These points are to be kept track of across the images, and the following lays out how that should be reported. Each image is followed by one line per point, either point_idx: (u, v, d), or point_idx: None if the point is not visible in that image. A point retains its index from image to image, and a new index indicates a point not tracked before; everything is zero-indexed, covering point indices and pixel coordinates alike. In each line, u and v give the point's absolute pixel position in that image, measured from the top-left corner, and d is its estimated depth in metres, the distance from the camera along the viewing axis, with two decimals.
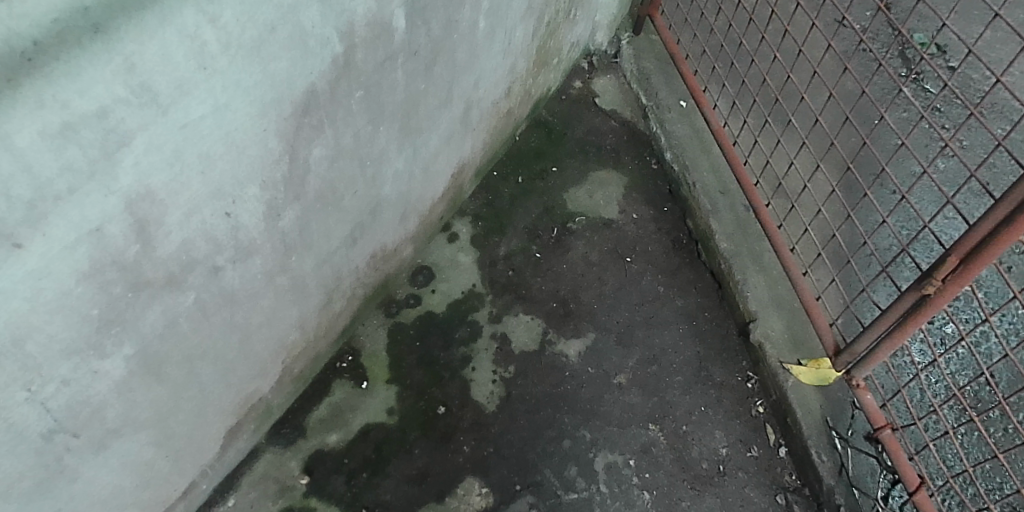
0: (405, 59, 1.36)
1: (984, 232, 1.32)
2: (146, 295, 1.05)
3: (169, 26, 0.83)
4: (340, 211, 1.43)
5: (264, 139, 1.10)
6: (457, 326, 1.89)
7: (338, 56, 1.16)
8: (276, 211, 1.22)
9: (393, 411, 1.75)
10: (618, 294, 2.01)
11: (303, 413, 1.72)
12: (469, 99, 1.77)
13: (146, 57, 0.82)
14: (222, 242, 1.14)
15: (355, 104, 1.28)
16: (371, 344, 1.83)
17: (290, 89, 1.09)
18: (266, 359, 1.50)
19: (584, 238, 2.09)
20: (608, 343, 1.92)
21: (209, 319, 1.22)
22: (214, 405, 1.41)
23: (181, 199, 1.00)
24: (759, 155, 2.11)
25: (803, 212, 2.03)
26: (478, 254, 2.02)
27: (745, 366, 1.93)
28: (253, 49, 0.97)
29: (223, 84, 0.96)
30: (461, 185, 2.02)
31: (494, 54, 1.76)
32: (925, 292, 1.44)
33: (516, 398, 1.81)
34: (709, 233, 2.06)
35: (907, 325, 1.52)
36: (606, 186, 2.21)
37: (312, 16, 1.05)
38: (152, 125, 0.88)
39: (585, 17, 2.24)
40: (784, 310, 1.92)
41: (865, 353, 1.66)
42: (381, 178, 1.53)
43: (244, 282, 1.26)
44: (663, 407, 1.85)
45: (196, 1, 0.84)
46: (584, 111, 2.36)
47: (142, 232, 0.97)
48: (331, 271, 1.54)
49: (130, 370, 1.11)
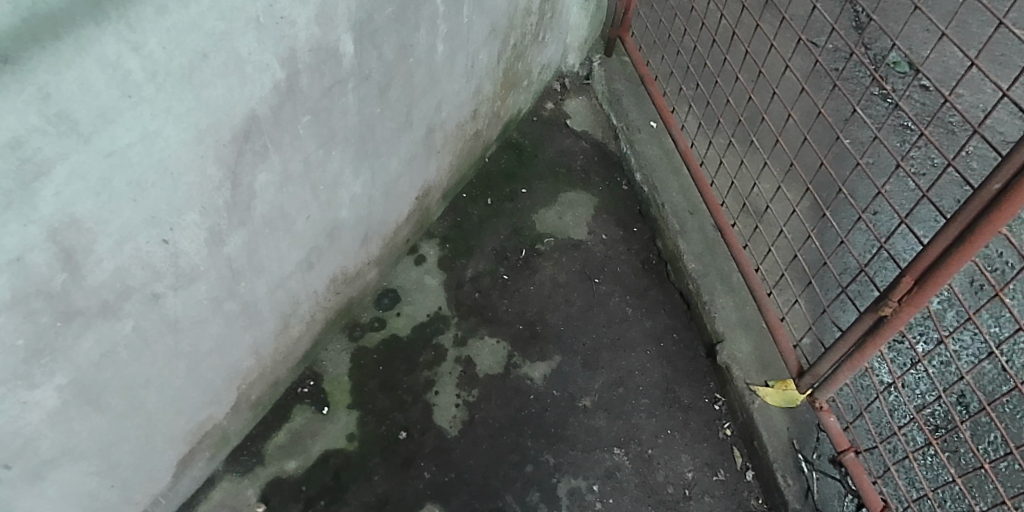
0: (356, 84, 1.35)
1: (937, 253, 1.29)
2: (78, 324, 1.04)
3: (87, 56, 0.83)
4: (292, 235, 1.42)
5: (201, 166, 1.09)
6: (421, 350, 1.87)
7: (280, 82, 1.15)
8: (219, 237, 1.22)
9: (353, 436, 1.73)
10: (586, 316, 1.99)
11: (262, 439, 1.70)
12: (432, 123, 1.77)
13: (63, 86, 0.82)
14: (160, 270, 1.13)
15: (303, 129, 1.27)
16: (333, 368, 1.82)
17: (228, 116, 1.08)
18: (218, 385, 1.48)
19: (553, 260, 2.08)
20: (574, 366, 1.90)
21: (150, 346, 1.21)
22: (163, 433, 1.40)
23: (112, 227, 0.99)
24: (727, 175, 2.11)
25: (771, 232, 2.02)
26: (445, 276, 2.01)
27: (713, 388, 1.91)
28: (184, 76, 0.97)
29: (152, 111, 0.95)
30: (427, 207, 2.01)
31: (457, 77, 1.76)
32: (881, 313, 1.41)
33: (479, 422, 1.79)
34: (677, 253, 2.05)
35: (866, 347, 1.49)
36: (576, 206, 2.20)
37: (248, 42, 1.04)
38: (73, 153, 0.88)
39: (554, 39, 2.25)
40: (752, 331, 1.91)
41: (829, 374, 1.64)
42: (337, 202, 1.53)
43: (188, 309, 1.25)
44: (628, 430, 1.83)
45: (116, 29, 0.84)
46: (555, 132, 2.36)
47: (69, 261, 0.96)
48: (287, 296, 1.53)
49: (64, 399, 1.10)
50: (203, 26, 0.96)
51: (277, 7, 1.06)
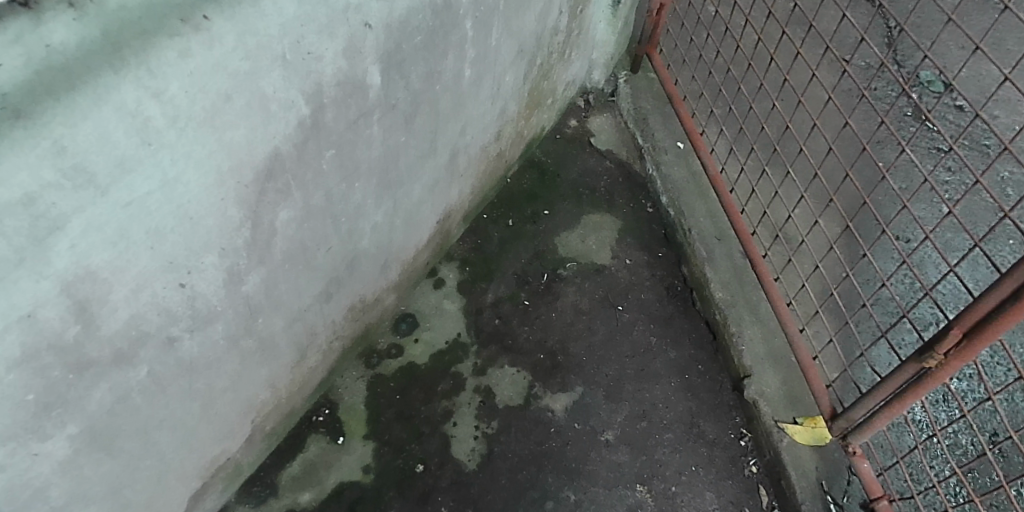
0: (382, 115, 1.30)
1: (988, 308, 1.22)
2: (91, 374, 0.99)
3: (106, 106, 0.77)
4: (312, 269, 1.38)
5: (221, 208, 1.04)
6: (439, 379, 1.82)
7: (305, 118, 1.10)
8: (238, 276, 1.17)
9: (369, 468, 1.68)
10: (608, 345, 1.93)
11: (276, 469, 1.66)
12: (456, 147, 1.71)
13: (79, 139, 0.76)
14: (177, 313, 1.08)
15: (327, 163, 1.22)
16: (349, 396, 1.77)
17: (250, 155, 1.03)
18: (233, 419, 1.43)
19: (575, 286, 2.02)
20: (596, 398, 1.84)
21: (164, 389, 1.16)
22: (175, 471, 1.35)
23: (128, 275, 0.94)
24: (757, 202, 2.04)
25: (801, 263, 1.96)
26: (465, 301, 1.96)
27: (739, 423, 1.85)
28: (206, 119, 0.91)
29: (172, 157, 0.90)
30: (448, 230, 1.96)
31: (482, 100, 1.70)
32: (925, 365, 1.35)
33: (498, 456, 1.74)
34: (704, 281, 1.99)
35: (907, 397, 1.43)
36: (599, 229, 2.14)
37: (273, 80, 0.99)
38: (89, 206, 0.83)
39: (580, 56, 2.18)
40: (781, 366, 1.84)
41: (862, 420, 1.58)
42: (359, 232, 1.47)
43: (204, 349, 1.20)
44: (651, 466, 1.77)
45: (136, 76, 0.78)
46: (578, 151, 2.30)
47: (82, 312, 0.91)
48: (305, 328, 1.49)
49: (75, 448, 1.05)
50: (227, 67, 0.90)
51: (305, 43, 1.00)
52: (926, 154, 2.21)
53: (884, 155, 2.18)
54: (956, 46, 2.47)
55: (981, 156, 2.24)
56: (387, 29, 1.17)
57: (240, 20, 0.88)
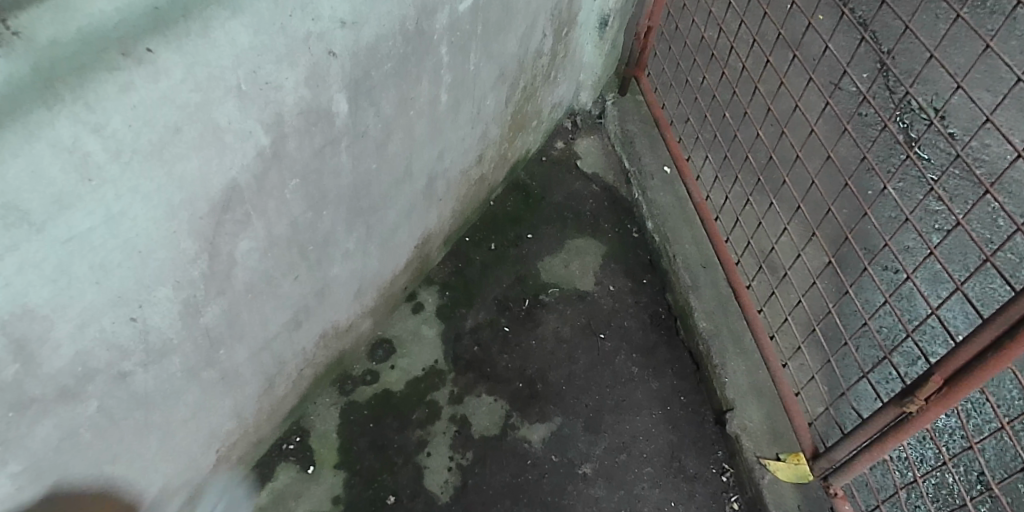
0: (350, 142, 1.27)
1: (969, 355, 1.19)
2: (34, 411, 0.95)
3: (39, 142, 0.74)
4: (278, 297, 1.34)
5: (174, 240, 1.01)
6: (414, 407, 1.78)
7: (265, 148, 1.07)
8: (195, 308, 1.13)
9: (338, 499, 1.64)
10: (589, 374, 1.89)
11: (243, 498, 1.62)
12: (434, 172, 1.68)
13: (9, 177, 0.73)
14: (128, 348, 1.05)
15: (291, 193, 1.19)
16: (321, 424, 1.73)
17: (205, 187, 1.00)
18: (196, 450, 1.40)
19: (557, 312, 1.99)
20: (575, 429, 1.80)
21: (118, 424, 1.13)
22: (133, 504, 1.31)
23: (71, 312, 0.91)
24: (743, 232, 2.01)
25: (787, 295, 1.94)
26: (443, 327, 1.92)
27: (721, 457, 1.81)
28: (152, 152, 0.88)
29: (117, 192, 0.87)
30: (428, 253, 1.93)
31: (461, 124, 1.67)
32: (906, 409, 1.32)
33: (472, 488, 1.70)
34: (687, 309, 1.95)
35: (887, 440, 1.40)
36: (582, 254, 2.11)
37: (227, 111, 0.96)
38: (24, 244, 0.79)
39: (566, 78, 2.15)
40: (764, 399, 1.80)
41: (844, 461, 1.56)
42: (330, 259, 1.44)
43: (160, 383, 1.17)
44: (629, 500, 1.73)
45: (71, 110, 0.75)
46: (565, 174, 2.27)
47: (21, 351, 0.87)
48: (272, 358, 1.45)
49: (19, 485, 1.01)
50: (176, 100, 0.87)
51: (261, 73, 0.97)
52: (914, 184, 2.19)
53: (872, 184, 2.15)
54: (945, 74, 2.46)
55: (969, 186, 2.22)
56: (353, 57, 1.15)
57: (189, 51, 0.85)
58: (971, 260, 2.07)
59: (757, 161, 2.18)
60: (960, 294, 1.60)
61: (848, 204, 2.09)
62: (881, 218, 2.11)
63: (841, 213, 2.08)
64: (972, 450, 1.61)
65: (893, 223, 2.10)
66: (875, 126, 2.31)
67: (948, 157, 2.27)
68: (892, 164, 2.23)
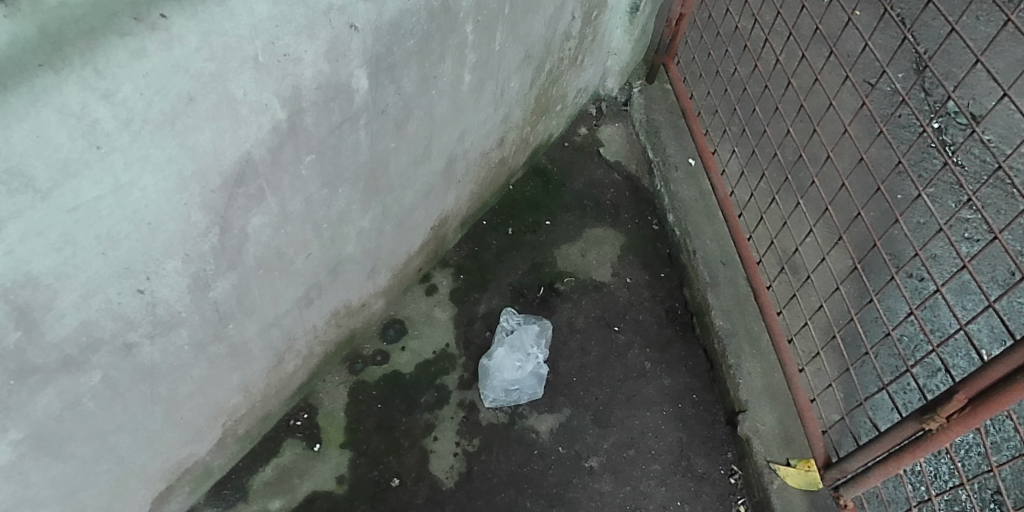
0: (369, 119, 1.24)
1: (997, 376, 1.15)
2: (36, 380, 0.93)
3: (45, 107, 0.72)
4: (290, 274, 1.33)
5: (184, 213, 0.98)
6: (423, 390, 1.77)
7: (281, 123, 1.04)
8: (204, 282, 1.11)
9: (343, 479, 1.63)
10: (601, 367, 1.86)
11: (248, 473, 1.61)
12: (453, 153, 1.65)
13: (14, 143, 0.71)
14: (136, 319, 1.03)
15: (306, 168, 1.16)
16: (329, 402, 1.72)
17: (217, 159, 0.97)
18: (201, 423, 1.38)
19: (572, 302, 1.95)
20: (584, 422, 1.78)
21: (121, 395, 1.11)
22: (136, 475, 1.30)
23: (75, 281, 0.89)
24: (767, 230, 1.97)
25: (808, 299, 1.89)
26: (456, 311, 1.89)
27: (730, 459, 1.78)
28: (165, 121, 0.86)
29: (125, 161, 0.84)
30: (443, 235, 1.89)
31: (483, 106, 1.64)
32: (925, 426, 1.28)
33: (477, 476, 1.68)
34: (705, 306, 1.91)
35: (903, 455, 1.37)
36: (600, 244, 2.07)
37: (243, 83, 0.93)
38: (27, 211, 0.77)
39: (593, 63, 2.10)
40: (778, 402, 1.77)
41: (857, 472, 1.52)
42: (344, 238, 1.42)
43: (168, 355, 1.16)
44: (635, 497, 1.70)
45: (80, 77, 0.73)
46: (587, 161, 2.23)
47: (23, 319, 0.86)
48: (281, 334, 1.44)
49: (19, 453, 1.00)
50: (189, 68, 0.84)
51: (280, 45, 0.94)
52: (946, 190, 2.13)
53: (904, 188, 2.09)
54: (986, 79, 2.38)
55: (1004, 195, 2.16)
56: (375, 32, 1.11)
57: (204, 19, 0.82)
58: (1002, 271, 2.01)
59: (785, 158, 2.12)
60: (989, 309, 1.55)
61: (877, 208, 2.04)
62: (910, 223, 2.06)
63: (869, 217, 2.03)
64: (993, 469, 1.57)
65: (921, 230, 2.04)
66: (910, 128, 2.24)
67: (984, 163, 2.21)
68: (924, 168, 2.16)
